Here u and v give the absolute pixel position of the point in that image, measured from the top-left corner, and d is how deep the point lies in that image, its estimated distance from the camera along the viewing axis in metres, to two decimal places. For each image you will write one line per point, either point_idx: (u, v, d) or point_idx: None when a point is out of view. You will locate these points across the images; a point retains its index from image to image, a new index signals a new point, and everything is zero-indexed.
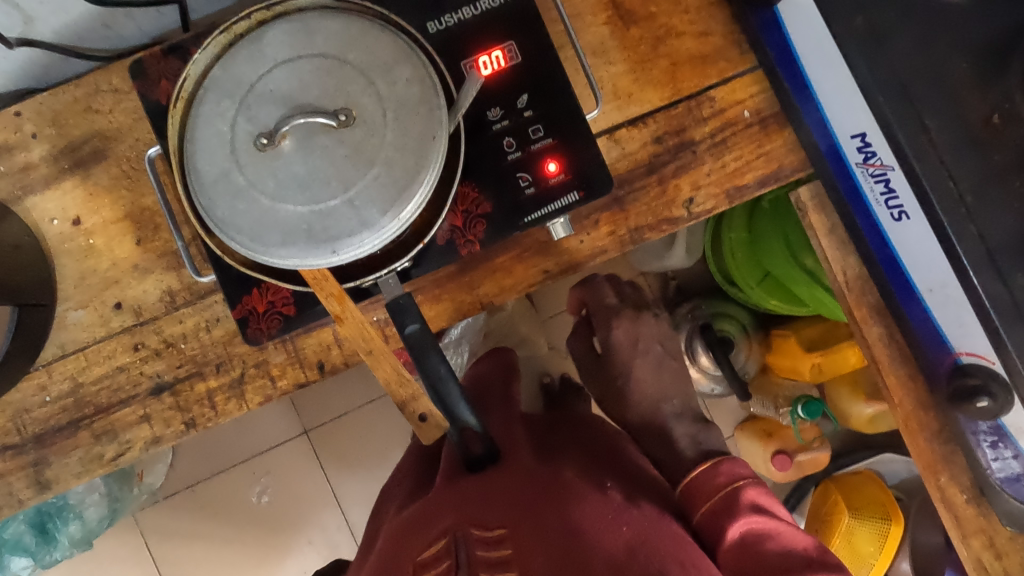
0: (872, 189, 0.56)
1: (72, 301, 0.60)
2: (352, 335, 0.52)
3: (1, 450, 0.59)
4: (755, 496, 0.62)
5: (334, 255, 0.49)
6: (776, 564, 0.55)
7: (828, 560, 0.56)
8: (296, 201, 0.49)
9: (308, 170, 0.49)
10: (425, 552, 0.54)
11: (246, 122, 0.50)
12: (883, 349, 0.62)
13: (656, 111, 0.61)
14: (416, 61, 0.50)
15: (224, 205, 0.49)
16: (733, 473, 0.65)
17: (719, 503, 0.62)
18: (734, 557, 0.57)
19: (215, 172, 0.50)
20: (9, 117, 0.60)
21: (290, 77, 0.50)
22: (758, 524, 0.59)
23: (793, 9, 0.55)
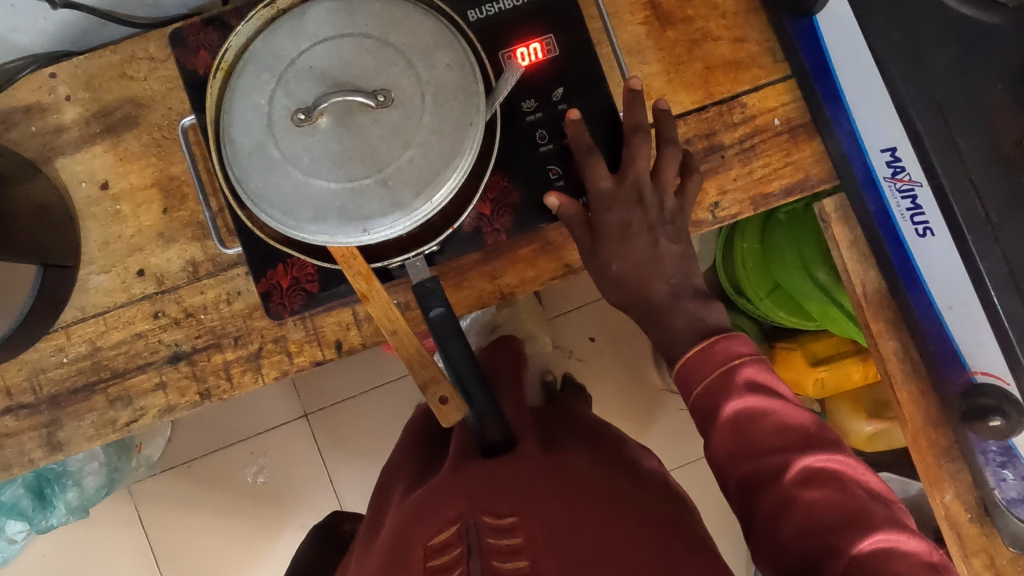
0: (898, 205, 0.57)
1: (94, 265, 0.60)
2: (378, 315, 0.52)
3: (16, 408, 0.60)
4: (752, 375, 0.54)
5: (365, 234, 0.49)
6: (775, 447, 0.52)
7: (824, 435, 0.53)
8: (330, 177, 0.49)
9: (344, 148, 0.49)
10: (436, 537, 0.54)
11: (284, 97, 0.50)
12: (897, 364, 0.62)
13: (688, 114, 0.62)
14: (457, 47, 0.51)
15: (258, 178, 0.49)
16: (728, 350, 0.55)
17: (714, 384, 0.54)
18: (729, 438, 0.53)
19: (251, 144, 0.50)
20: (44, 78, 0.60)
21: (331, 55, 0.50)
22: (755, 403, 0.53)
23: (831, 21, 0.55)
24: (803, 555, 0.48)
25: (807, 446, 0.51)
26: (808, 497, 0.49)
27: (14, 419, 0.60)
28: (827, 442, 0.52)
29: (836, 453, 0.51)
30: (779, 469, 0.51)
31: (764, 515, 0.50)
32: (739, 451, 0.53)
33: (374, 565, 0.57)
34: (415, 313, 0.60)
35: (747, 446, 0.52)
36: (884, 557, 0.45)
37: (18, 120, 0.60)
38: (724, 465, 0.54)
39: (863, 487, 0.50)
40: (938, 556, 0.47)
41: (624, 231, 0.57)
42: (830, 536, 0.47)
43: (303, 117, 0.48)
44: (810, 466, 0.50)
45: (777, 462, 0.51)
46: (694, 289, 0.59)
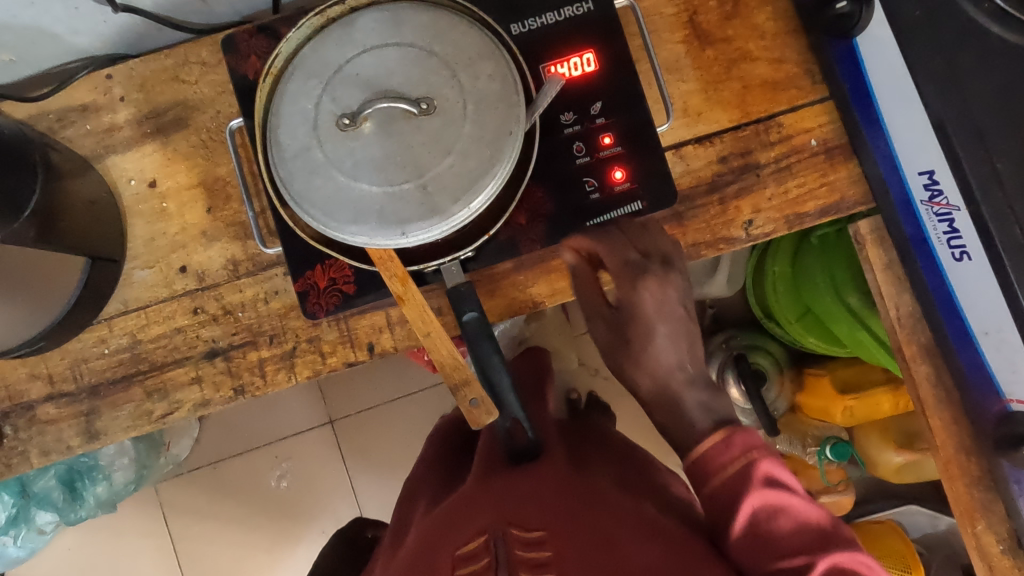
0: (934, 228, 0.56)
1: (139, 261, 0.62)
2: (412, 316, 0.52)
3: (57, 396, 0.61)
4: (771, 471, 0.53)
5: (402, 237, 0.50)
6: (796, 545, 0.50)
7: (840, 534, 0.51)
8: (371, 180, 0.50)
9: (386, 154, 0.50)
10: (464, 548, 0.54)
11: (330, 102, 0.51)
12: (931, 389, 0.62)
13: (724, 132, 0.62)
14: (500, 58, 0.52)
15: (301, 180, 0.51)
16: (747, 444, 0.54)
17: (728, 476, 0.53)
18: (747, 533, 0.51)
19: (296, 146, 0.51)
20: (100, 79, 0.63)
21: (377, 63, 0.52)
22: (772, 496, 0.52)
23: (871, 44, 0.56)
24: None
25: (826, 545, 0.50)
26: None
27: (55, 407, 0.61)
28: (845, 542, 0.50)
29: (858, 553, 0.49)
30: (803, 569, 0.48)
31: None
32: (759, 546, 0.51)
33: (400, 572, 0.58)
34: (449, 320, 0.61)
35: (765, 544, 0.51)
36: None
37: (74, 118, 0.63)
38: (738, 564, 0.52)
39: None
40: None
41: (658, 312, 0.55)
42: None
43: (348, 122, 0.49)
44: (832, 560, 0.48)
45: (799, 561, 0.49)
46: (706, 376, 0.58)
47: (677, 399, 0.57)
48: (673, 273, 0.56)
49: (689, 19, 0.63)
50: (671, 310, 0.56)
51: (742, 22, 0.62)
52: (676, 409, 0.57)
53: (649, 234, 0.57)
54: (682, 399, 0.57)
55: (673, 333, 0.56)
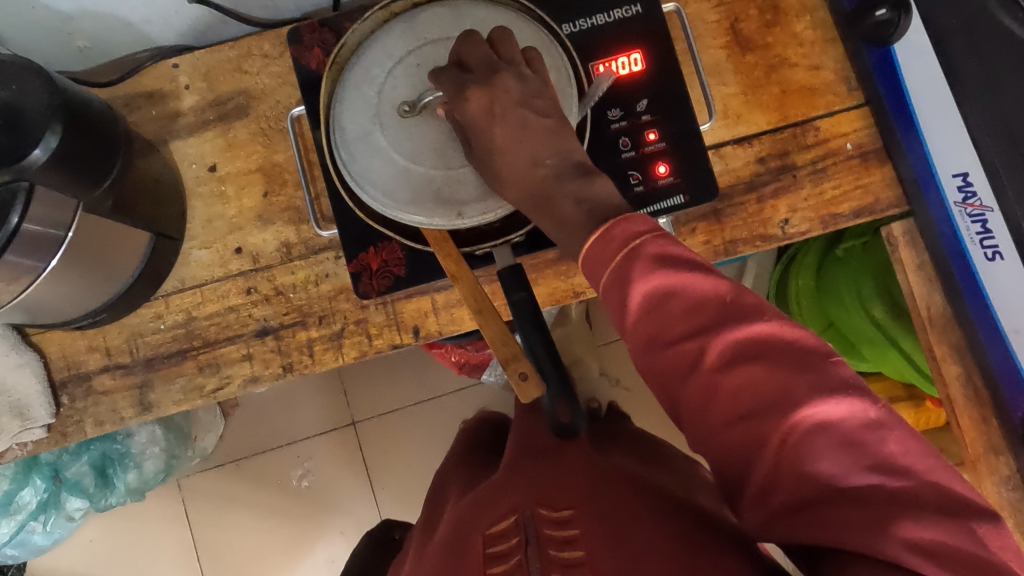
0: (967, 229, 0.58)
1: (197, 241, 0.65)
2: (465, 293, 0.55)
3: (113, 368, 0.64)
4: (659, 253, 0.43)
5: (459, 218, 0.52)
6: (692, 327, 0.41)
7: (741, 304, 0.41)
8: (430, 165, 0.53)
9: (444, 141, 0.53)
10: (494, 527, 0.54)
11: (392, 90, 0.54)
12: (960, 389, 0.63)
13: (763, 133, 0.64)
14: (555, 51, 0.55)
15: (362, 162, 0.53)
16: (628, 233, 0.44)
17: (618, 272, 0.44)
18: (647, 328, 0.42)
19: (358, 129, 0.54)
20: (167, 67, 0.66)
21: (438, 55, 0.55)
22: (663, 279, 0.42)
23: (910, 51, 0.58)
24: (733, 447, 0.39)
25: (722, 324, 0.41)
26: (733, 382, 0.39)
27: (110, 378, 0.64)
28: (738, 313, 0.41)
29: (754, 322, 0.40)
30: (696, 357, 0.41)
31: (695, 414, 0.41)
32: (660, 340, 0.42)
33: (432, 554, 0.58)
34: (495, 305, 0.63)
35: (658, 336, 0.42)
36: (811, 428, 0.37)
37: (141, 103, 0.66)
38: (648, 360, 0.43)
39: (790, 350, 0.39)
40: (879, 414, 0.37)
41: (489, 117, 0.50)
42: (756, 422, 0.39)
43: (407, 108, 0.52)
44: (728, 343, 0.40)
45: (693, 347, 0.41)
46: (576, 165, 0.51)
47: (549, 194, 0.50)
48: (501, 75, 0.50)
49: (731, 26, 0.65)
50: (509, 110, 0.50)
51: (782, 30, 0.65)
52: (556, 215, 0.49)
53: (504, 47, 0.52)
54: (554, 195, 0.50)
55: (527, 128, 0.50)
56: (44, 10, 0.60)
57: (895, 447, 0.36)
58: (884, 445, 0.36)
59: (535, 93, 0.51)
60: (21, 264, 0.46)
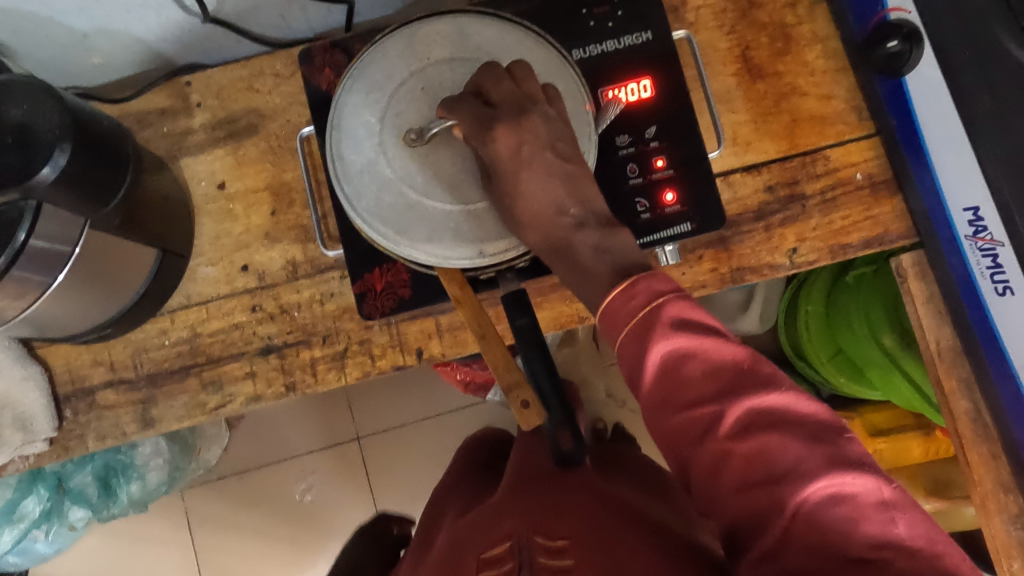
0: (978, 263, 0.57)
1: (204, 258, 0.65)
2: (469, 318, 0.54)
3: (117, 382, 0.64)
4: (680, 316, 0.42)
5: (479, 255, 0.52)
6: (708, 394, 0.41)
7: (758, 373, 0.41)
8: (443, 196, 0.52)
9: (455, 170, 0.53)
10: (492, 549, 0.52)
11: (394, 118, 0.54)
12: (968, 425, 0.62)
13: (772, 162, 0.64)
14: (568, 76, 0.55)
15: (371, 196, 0.53)
16: (650, 292, 0.43)
17: (636, 331, 0.43)
18: (661, 389, 0.42)
19: (364, 160, 0.53)
20: (180, 85, 0.66)
21: (442, 77, 0.54)
22: (683, 344, 0.42)
23: (921, 84, 0.58)
24: (742, 514, 0.40)
25: (740, 391, 0.41)
26: (746, 450, 0.40)
27: (114, 393, 0.64)
28: (758, 382, 0.41)
29: (771, 392, 0.41)
30: (711, 423, 0.41)
31: (701, 478, 0.41)
32: (673, 402, 0.42)
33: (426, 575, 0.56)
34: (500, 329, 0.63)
35: (673, 398, 0.42)
36: (822, 505, 0.38)
37: (152, 120, 0.66)
38: (656, 418, 0.43)
39: (806, 424, 0.40)
40: (891, 493, 0.38)
41: (516, 160, 0.48)
42: (768, 492, 0.39)
43: (414, 137, 0.52)
44: (745, 411, 0.40)
45: (709, 412, 0.41)
46: (598, 216, 0.50)
47: (567, 243, 0.49)
48: (530, 115, 0.49)
49: (742, 54, 0.65)
50: (535, 154, 0.49)
51: (793, 58, 0.65)
52: (576, 262, 0.49)
53: (525, 82, 0.50)
54: (572, 244, 0.49)
55: (551, 171, 0.49)
56: (59, 28, 0.61)
57: (906, 528, 0.37)
58: (892, 526, 0.37)
59: (561, 136, 0.50)
60: (28, 280, 0.46)
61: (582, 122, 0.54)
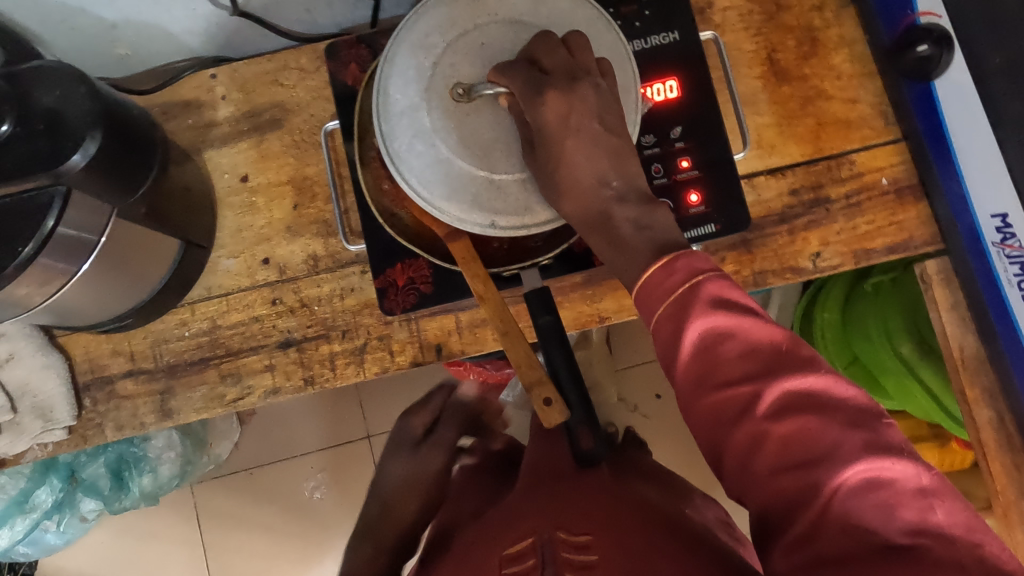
0: (1005, 270, 0.57)
1: (225, 250, 0.65)
2: (493, 315, 0.54)
3: (136, 373, 0.64)
4: (718, 295, 0.43)
5: (490, 225, 0.49)
6: (745, 373, 0.41)
7: (795, 354, 0.41)
8: (474, 158, 0.49)
9: (493, 135, 0.50)
10: (512, 547, 0.50)
11: (448, 66, 0.50)
12: (991, 434, 0.61)
13: (797, 165, 0.64)
14: (628, 69, 0.51)
15: (403, 139, 0.50)
16: (691, 268, 0.44)
17: (675, 308, 0.44)
18: (698, 366, 0.42)
19: (406, 102, 0.50)
20: (205, 78, 0.67)
21: (505, 38, 0.50)
22: (720, 322, 0.42)
23: (951, 88, 0.57)
24: (777, 496, 0.40)
25: (777, 372, 0.41)
26: (783, 431, 0.39)
27: (133, 383, 0.64)
28: (796, 363, 0.41)
29: (809, 374, 0.40)
30: (747, 402, 0.40)
31: (736, 460, 0.41)
32: (709, 380, 0.42)
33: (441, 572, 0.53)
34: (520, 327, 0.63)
35: (709, 376, 0.42)
36: (860, 488, 0.37)
37: (177, 112, 0.66)
38: (690, 397, 0.43)
39: (844, 407, 0.39)
40: (929, 481, 0.37)
41: (563, 126, 0.47)
42: (804, 474, 0.38)
43: (462, 92, 0.49)
44: (782, 392, 0.40)
45: (746, 392, 0.41)
46: (639, 190, 0.50)
47: (607, 214, 0.49)
48: (581, 85, 0.48)
49: (768, 56, 0.65)
50: (583, 123, 0.48)
51: (820, 62, 0.64)
52: (613, 236, 0.49)
53: (580, 53, 0.49)
54: (612, 217, 0.49)
55: (596, 144, 0.48)
56: (88, 17, 0.61)
57: (945, 516, 0.37)
58: (930, 512, 0.37)
59: (608, 108, 0.49)
60: (54, 266, 0.46)
61: (632, 101, 0.51)
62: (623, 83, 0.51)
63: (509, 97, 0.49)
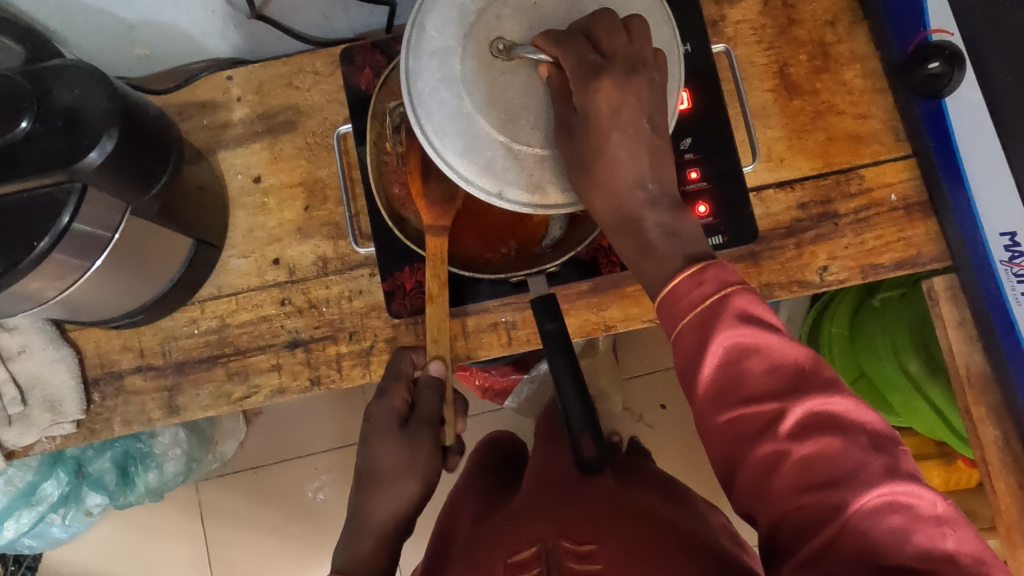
0: (1012, 289, 0.57)
1: (236, 250, 0.66)
2: (434, 319, 0.58)
3: (145, 369, 0.65)
4: (745, 310, 0.43)
5: (496, 194, 0.47)
6: (769, 390, 0.42)
7: (819, 374, 0.42)
8: (497, 120, 0.47)
9: (522, 102, 0.47)
10: (516, 555, 0.50)
11: (494, 15, 0.48)
12: (996, 453, 0.61)
13: (806, 179, 0.64)
14: (677, 70, 0.50)
15: (428, 82, 0.48)
16: (720, 280, 0.44)
17: (701, 319, 0.44)
18: (722, 379, 0.43)
19: (440, 44, 0.48)
20: (221, 79, 0.67)
21: (560, 3, 0.48)
22: (749, 335, 0.42)
23: (961, 106, 0.57)
24: (792, 513, 0.40)
25: (803, 392, 0.41)
26: (804, 452, 0.40)
27: (142, 379, 0.65)
28: (821, 383, 0.42)
29: (834, 396, 0.41)
30: (770, 420, 0.41)
31: (751, 475, 0.42)
32: (732, 394, 0.42)
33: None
34: (525, 333, 0.63)
35: (732, 392, 0.42)
36: (878, 513, 0.38)
37: (193, 113, 0.67)
38: (711, 409, 0.43)
39: (865, 432, 0.40)
40: (943, 509, 0.39)
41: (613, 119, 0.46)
42: (823, 495, 0.39)
43: (502, 48, 0.47)
44: (807, 411, 0.41)
45: (770, 410, 0.41)
46: (672, 196, 0.50)
47: (638, 218, 0.49)
48: (637, 77, 0.46)
49: (780, 70, 0.65)
50: (631, 119, 0.47)
51: (831, 76, 0.65)
52: (640, 240, 0.49)
53: (638, 39, 0.47)
54: (642, 221, 0.49)
55: (637, 143, 0.48)
56: (109, 18, 0.62)
57: (956, 544, 0.38)
58: (943, 540, 0.38)
59: (658, 108, 0.47)
60: (67, 261, 0.47)
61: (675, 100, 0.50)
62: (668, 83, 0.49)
63: (554, 68, 0.46)
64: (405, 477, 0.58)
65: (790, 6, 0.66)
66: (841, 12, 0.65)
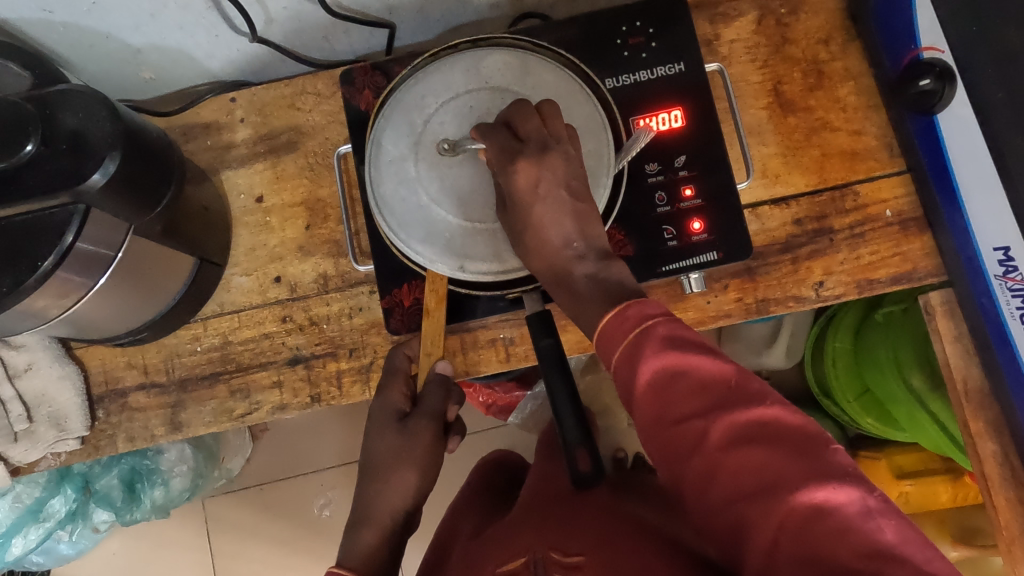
0: (1008, 303, 0.56)
1: (239, 267, 0.67)
2: (428, 330, 0.60)
3: (149, 386, 0.66)
4: (669, 335, 0.44)
5: (460, 269, 0.53)
6: (697, 409, 0.42)
7: (744, 389, 0.41)
8: (452, 209, 0.53)
9: (472, 187, 0.54)
10: (505, 566, 0.52)
11: (437, 124, 0.54)
12: (995, 468, 0.61)
13: (801, 195, 0.64)
14: (602, 138, 0.54)
15: (388, 185, 0.54)
16: (641, 314, 0.45)
17: (628, 350, 0.45)
18: (651, 404, 0.43)
19: (396, 154, 0.54)
20: (225, 101, 0.69)
21: (491, 102, 0.54)
22: (670, 360, 0.43)
23: (953, 121, 0.56)
24: (731, 525, 0.40)
25: (727, 408, 0.41)
26: (733, 463, 0.40)
27: (145, 396, 0.66)
28: (745, 399, 0.41)
29: (757, 406, 0.41)
30: (699, 438, 0.41)
31: (693, 493, 0.42)
32: (664, 418, 0.43)
33: None
34: (524, 349, 0.63)
35: (664, 415, 0.43)
36: (809, 514, 0.37)
37: (197, 134, 0.69)
38: (649, 435, 0.43)
39: (794, 436, 0.39)
40: (877, 504, 0.37)
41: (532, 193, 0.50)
42: (756, 504, 0.38)
43: (446, 147, 0.52)
44: (732, 425, 0.40)
45: (699, 428, 0.41)
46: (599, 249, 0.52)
47: (567, 272, 0.51)
48: (552, 153, 0.50)
49: (774, 88, 0.66)
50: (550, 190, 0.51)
51: (825, 94, 0.65)
52: (573, 291, 0.51)
53: (552, 121, 0.51)
54: (571, 273, 0.52)
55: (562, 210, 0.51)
56: (116, 42, 0.64)
57: (891, 534, 0.36)
58: (881, 534, 0.36)
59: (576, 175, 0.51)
60: (71, 280, 0.48)
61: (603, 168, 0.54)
62: (597, 151, 0.54)
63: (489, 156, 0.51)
64: (401, 479, 0.61)
65: (783, 24, 0.67)
66: (834, 30, 0.66)
